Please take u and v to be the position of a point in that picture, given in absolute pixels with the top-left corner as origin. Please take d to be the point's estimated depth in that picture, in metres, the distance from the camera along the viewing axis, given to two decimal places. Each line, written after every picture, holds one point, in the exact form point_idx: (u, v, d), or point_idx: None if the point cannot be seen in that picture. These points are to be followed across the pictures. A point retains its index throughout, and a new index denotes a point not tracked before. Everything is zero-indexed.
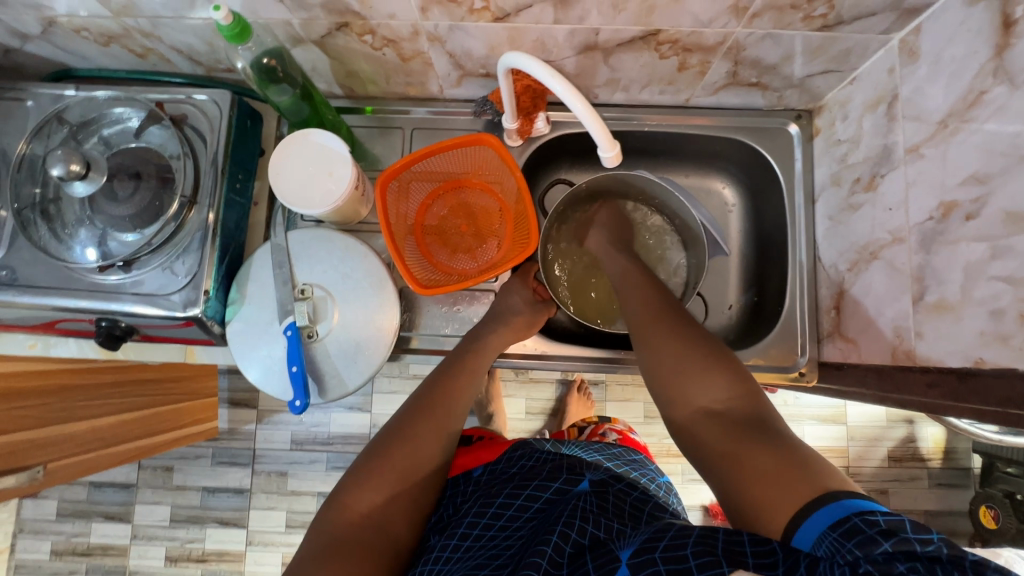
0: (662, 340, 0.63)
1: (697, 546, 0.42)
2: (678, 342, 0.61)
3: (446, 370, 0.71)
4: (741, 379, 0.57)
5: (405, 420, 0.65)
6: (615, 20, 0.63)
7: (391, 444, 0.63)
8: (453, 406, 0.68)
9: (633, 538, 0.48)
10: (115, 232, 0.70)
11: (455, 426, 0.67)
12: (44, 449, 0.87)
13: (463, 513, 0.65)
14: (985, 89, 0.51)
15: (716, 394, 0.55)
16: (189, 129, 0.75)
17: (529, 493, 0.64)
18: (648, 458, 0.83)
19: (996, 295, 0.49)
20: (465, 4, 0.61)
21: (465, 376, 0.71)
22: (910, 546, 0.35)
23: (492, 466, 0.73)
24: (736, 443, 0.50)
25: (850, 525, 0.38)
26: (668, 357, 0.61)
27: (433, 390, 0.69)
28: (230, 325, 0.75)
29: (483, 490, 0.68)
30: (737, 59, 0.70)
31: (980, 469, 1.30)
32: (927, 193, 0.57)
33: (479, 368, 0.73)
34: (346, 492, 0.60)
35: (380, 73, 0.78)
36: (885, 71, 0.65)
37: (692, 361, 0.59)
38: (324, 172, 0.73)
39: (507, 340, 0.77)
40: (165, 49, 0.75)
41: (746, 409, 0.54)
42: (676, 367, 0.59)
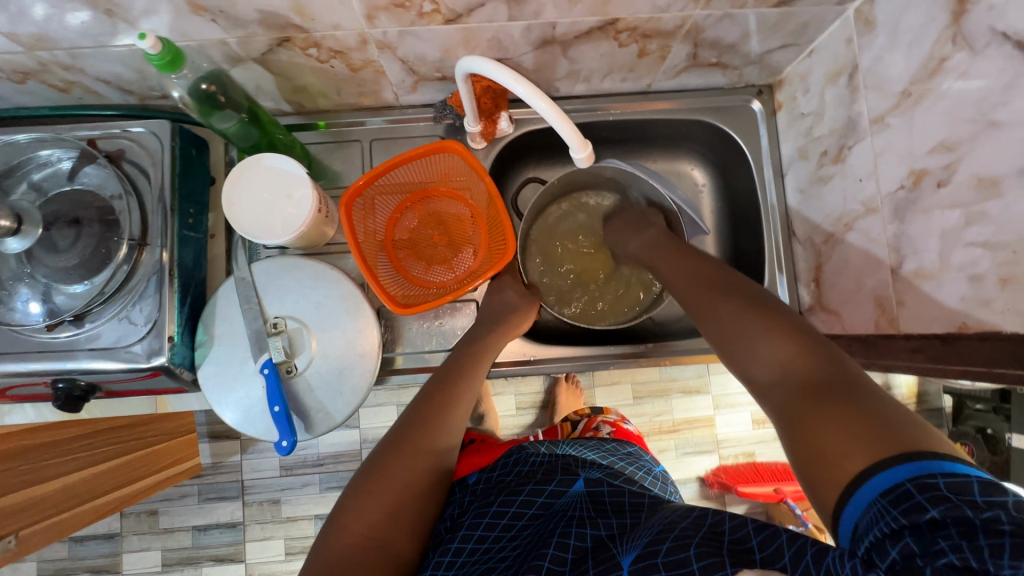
0: (718, 309, 0.57)
1: (700, 548, 0.42)
2: (734, 309, 0.56)
3: (445, 376, 0.69)
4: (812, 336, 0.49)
5: (410, 432, 0.62)
6: (572, 12, 0.60)
7: (393, 457, 0.60)
8: (455, 417, 0.65)
9: (637, 538, 0.47)
10: (61, 284, 0.65)
11: (454, 435, 0.64)
12: (18, 515, 0.79)
13: (453, 527, 0.63)
14: (945, 57, 0.51)
15: (778, 356, 0.49)
16: (128, 166, 0.69)
17: (522, 501, 0.62)
18: (642, 450, 0.81)
19: (974, 260, 0.49)
20: (414, 8, 0.58)
21: (464, 381, 0.68)
22: (961, 512, 0.32)
23: (488, 472, 0.71)
24: (805, 405, 0.44)
25: (900, 492, 0.34)
26: (730, 328, 0.55)
27: (442, 400, 0.65)
28: (201, 369, 0.71)
29: (476, 501, 0.65)
30: (697, 41, 0.69)
31: (952, 408, 1.36)
32: (896, 163, 0.58)
33: (479, 371, 0.70)
34: (344, 511, 0.57)
35: (329, 85, 0.74)
36: (842, 42, 0.65)
37: (750, 325, 0.53)
38: (282, 196, 0.70)
39: (499, 342, 0.74)
40: (89, 81, 0.69)
41: (823, 368, 0.46)
42: (735, 336, 0.54)
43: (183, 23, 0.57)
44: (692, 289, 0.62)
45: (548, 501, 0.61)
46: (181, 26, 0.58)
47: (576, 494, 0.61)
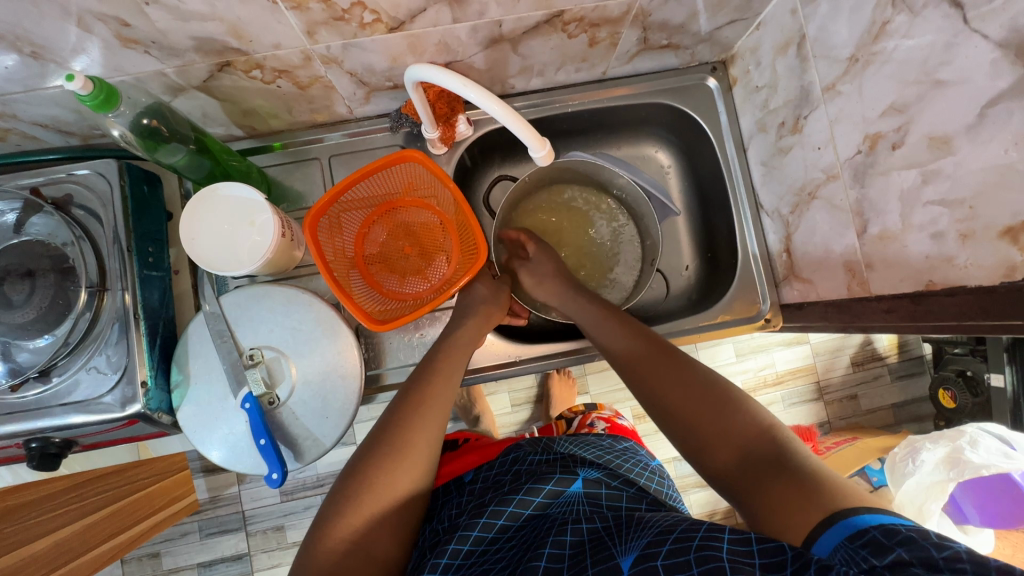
0: (662, 381, 0.59)
1: (700, 552, 0.42)
2: (677, 381, 0.58)
3: (419, 375, 0.67)
4: (752, 410, 0.53)
5: (392, 438, 0.60)
6: (516, 8, 0.60)
7: (378, 465, 0.58)
8: (432, 422, 0.63)
9: (636, 538, 0.48)
10: (22, 341, 0.62)
11: (435, 431, 0.62)
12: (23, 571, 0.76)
13: (449, 527, 0.63)
14: (887, 20, 0.51)
15: (725, 422, 0.53)
16: (78, 210, 0.67)
17: (519, 500, 0.61)
18: (638, 445, 0.82)
19: (935, 219, 0.50)
20: (354, 20, 0.56)
21: (442, 382, 0.66)
22: (927, 552, 0.34)
23: (484, 471, 0.71)
24: (759, 475, 0.47)
25: (868, 537, 0.37)
26: (675, 399, 0.57)
27: (417, 405, 0.63)
28: (181, 411, 0.69)
29: (475, 500, 0.66)
30: (645, 25, 0.68)
31: (931, 354, 1.43)
32: (851, 129, 0.58)
33: (455, 372, 0.68)
34: (331, 519, 0.56)
35: (279, 105, 0.72)
36: (788, 13, 0.65)
37: (693, 400, 0.56)
38: (245, 223, 0.68)
39: (475, 340, 0.73)
40: (25, 126, 0.66)
41: (768, 446, 0.50)
42: (684, 408, 0.56)
43: (115, 57, 0.55)
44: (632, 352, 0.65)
45: (545, 502, 0.61)
46: (113, 61, 0.56)
47: (573, 494, 0.61)
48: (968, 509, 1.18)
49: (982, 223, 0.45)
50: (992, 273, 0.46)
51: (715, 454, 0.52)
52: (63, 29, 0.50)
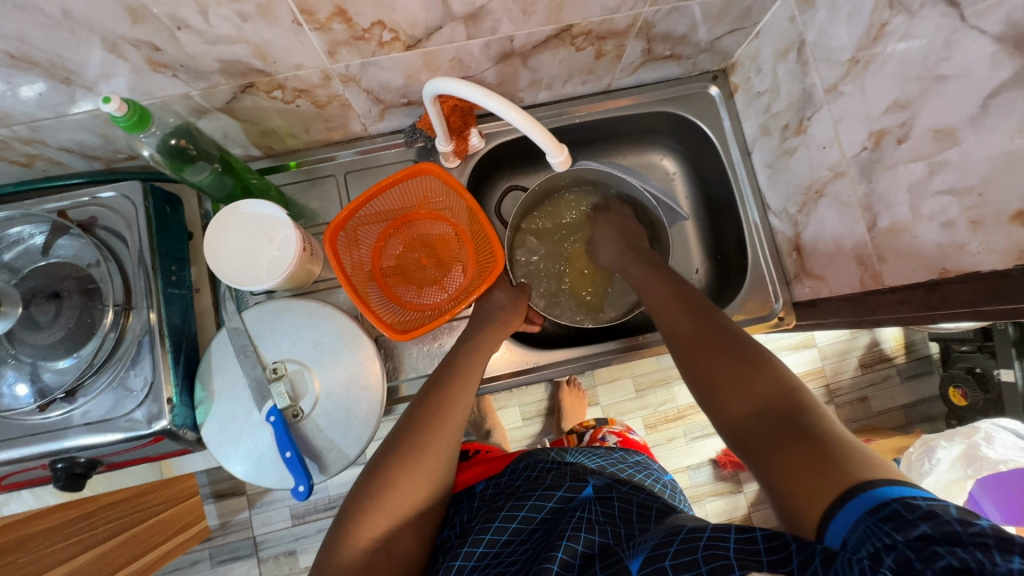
0: (699, 349, 0.59)
1: (707, 550, 0.42)
2: (714, 348, 0.58)
3: (439, 374, 0.68)
4: (782, 371, 0.52)
5: (419, 437, 0.61)
6: (528, 24, 0.62)
7: (405, 461, 0.59)
8: (453, 423, 0.63)
9: (643, 543, 0.48)
10: (48, 361, 0.63)
11: (456, 429, 0.64)
12: None
13: (461, 531, 0.63)
14: (885, 22, 0.53)
15: (756, 389, 0.51)
16: (103, 232, 0.68)
17: (531, 505, 0.61)
18: (650, 459, 0.81)
19: (944, 208, 0.51)
20: (374, 39, 0.59)
21: (462, 385, 0.67)
22: (951, 527, 0.33)
23: (496, 479, 0.71)
24: (780, 441, 0.45)
25: (889, 510, 0.36)
26: (712, 366, 0.56)
27: (441, 404, 0.64)
28: (205, 427, 0.70)
29: (487, 504, 0.66)
30: (650, 36, 0.71)
31: (939, 354, 1.44)
32: (856, 127, 0.60)
33: (476, 374, 0.69)
34: (357, 514, 0.56)
35: (297, 125, 0.74)
36: (786, 20, 0.68)
37: (725, 366, 0.55)
38: (265, 239, 0.69)
39: (492, 345, 0.74)
40: (52, 152, 0.67)
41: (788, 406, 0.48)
42: (719, 375, 0.55)
43: (145, 81, 0.58)
44: (668, 326, 0.65)
45: (557, 505, 0.61)
46: (143, 85, 0.58)
47: (585, 497, 0.61)
48: (988, 507, 1.18)
49: (993, 209, 0.46)
50: (1005, 257, 0.47)
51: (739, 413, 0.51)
52: (97, 55, 0.52)
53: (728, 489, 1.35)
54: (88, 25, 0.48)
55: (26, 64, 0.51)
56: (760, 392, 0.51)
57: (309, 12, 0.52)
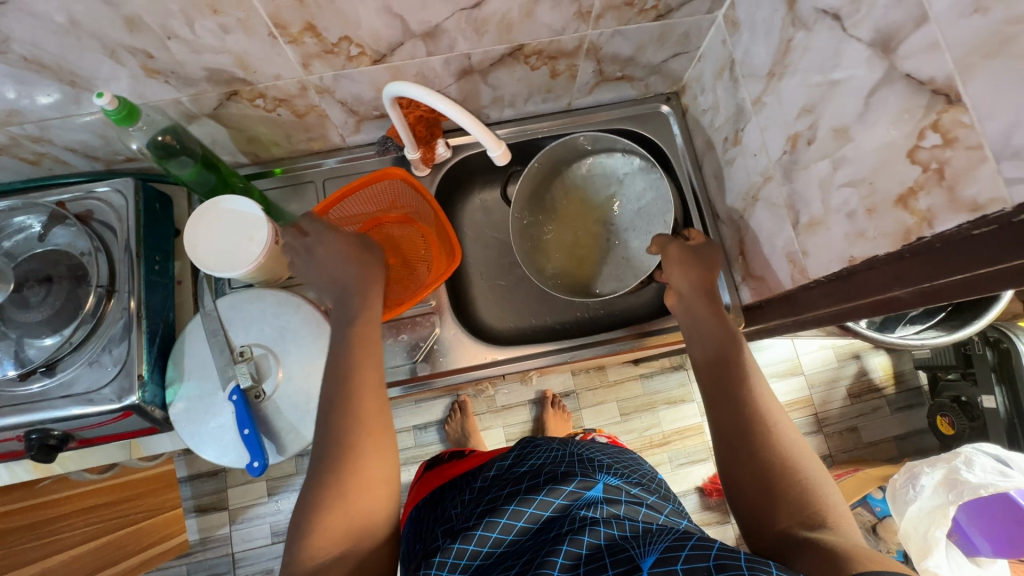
0: (746, 420, 0.59)
1: (719, 559, 0.44)
2: (757, 429, 0.58)
3: (341, 375, 0.62)
4: (823, 483, 0.54)
5: (341, 444, 0.57)
6: (481, 42, 0.70)
7: (342, 478, 0.55)
8: (376, 421, 0.60)
9: (654, 542, 0.48)
10: (33, 338, 0.68)
11: (378, 437, 0.59)
12: None
13: (463, 518, 0.60)
14: (791, 38, 0.60)
15: (801, 490, 0.53)
16: (97, 224, 0.75)
17: (540, 500, 0.57)
18: (643, 459, 0.80)
19: (847, 200, 0.56)
20: (343, 53, 0.67)
21: (370, 383, 0.62)
22: None
23: (503, 467, 0.68)
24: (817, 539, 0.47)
25: None
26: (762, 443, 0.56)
27: (347, 403, 0.60)
28: (173, 406, 0.73)
29: (488, 491, 0.63)
30: (599, 58, 0.78)
31: (928, 384, 1.43)
32: (777, 133, 0.66)
33: (375, 359, 0.64)
34: (300, 535, 0.53)
35: (280, 133, 0.82)
36: (720, 44, 0.75)
37: (776, 453, 0.56)
38: (246, 238, 0.74)
39: (375, 327, 0.67)
40: (58, 151, 0.75)
41: (813, 533, 0.49)
42: (767, 456, 0.56)
43: (141, 86, 0.66)
44: (707, 394, 0.64)
45: (565, 504, 0.56)
46: (138, 89, 0.66)
47: (592, 497, 0.57)
48: (977, 539, 1.15)
49: (881, 196, 0.51)
50: (894, 240, 0.51)
51: (778, 492, 0.53)
52: (99, 60, 0.60)
53: (713, 519, 1.34)
54: (91, 34, 0.56)
55: (37, 66, 0.59)
56: (789, 507, 0.52)
57: (283, 26, 0.60)
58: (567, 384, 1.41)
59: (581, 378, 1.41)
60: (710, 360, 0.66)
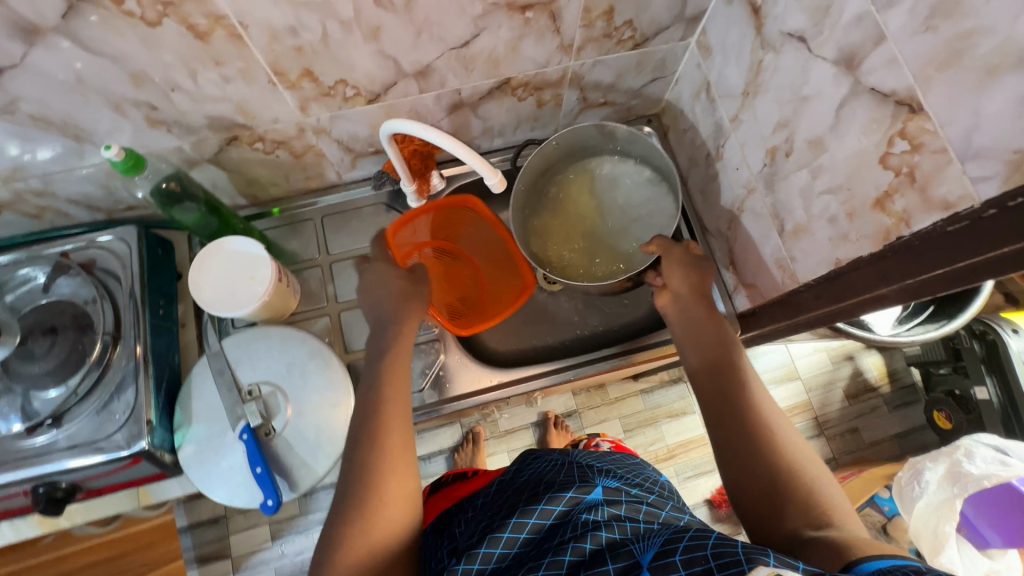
0: (744, 422, 0.59)
1: (715, 548, 0.44)
2: (753, 430, 0.58)
3: (369, 398, 0.64)
4: (822, 475, 0.54)
5: (361, 467, 0.58)
6: (471, 78, 0.73)
7: (362, 495, 0.56)
8: (398, 433, 0.61)
9: (653, 537, 0.49)
10: (39, 390, 0.68)
11: (401, 451, 0.60)
12: None
13: (468, 535, 0.58)
14: (761, 59, 0.64)
15: (802, 483, 0.53)
16: (100, 272, 0.75)
17: (542, 509, 0.56)
18: (644, 463, 0.81)
19: (828, 206, 0.59)
20: (339, 95, 0.70)
21: (394, 402, 0.63)
22: None
23: (502, 480, 0.68)
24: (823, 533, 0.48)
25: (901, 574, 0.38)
26: (760, 444, 0.57)
27: (372, 427, 0.61)
28: (182, 450, 0.73)
29: (491, 504, 0.63)
30: (582, 86, 0.82)
31: (921, 381, 1.45)
32: (756, 147, 0.69)
33: (406, 390, 0.66)
34: (327, 557, 0.53)
35: (278, 174, 0.84)
36: (695, 67, 0.79)
37: (774, 451, 0.56)
38: (247, 276, 0.76)
39: (406, 361, 0.68)
40: (60, 204, 0.77)
41: (818, 531, 0.49)
42: (765, 454, 0.56)
43: (144, 137, 0.68)
44: (705, 399, 0.64)
45: (566, 509, 0.56)
46: (141, 140, 0.68)
47: (593, 499, 0.56)
48: (987, 531, 1.11)
49: (860, 200, 0.54)
50: (875, 241, 0.54)
51: (779, 489, 0.53)
52: (104, 114, 0.62)
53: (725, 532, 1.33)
54: (97, 90, 0.59)
55: (44, 124, 0.61)
56: (796, 506, 0.52)
57: (282, 73, 0.63)
58: (569, 404, 1.42)
59: (582, 397, 1.42)
60: (706, 364, 0.67)
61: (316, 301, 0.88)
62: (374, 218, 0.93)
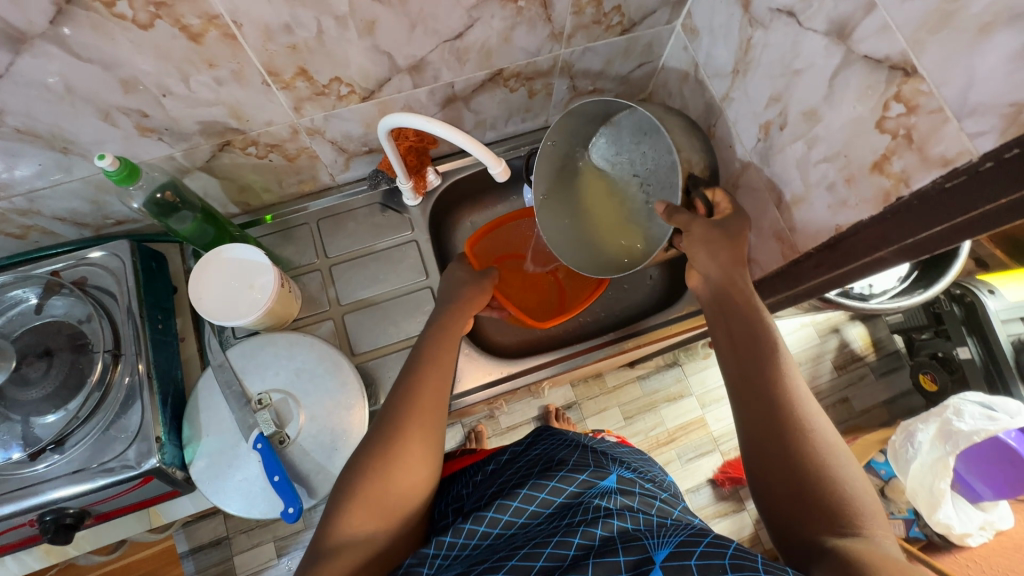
0: (768, 404, 0.52)
1: (734, 559, 0.41)
2: (776, 411, 0.51)
3: (412, 364, 0.65)
4: (851, 468, 0.47)
5: (391, 428, 0.56)
6: (464, 70, 0.73)
7: (385, 445, 0.55)
8: (430, 394, 0.61)
9: (668, 534, 0.46)
10: (38, 416, 0.66)
11: (434, 415, 0.59)
12: None
13: (474, 500, 0.60)
14: (750, 36, 0.66)
15: (826, 479, 0.46)
16: (93, 289, 0.73)
17: (563, 475, 0.56)
18: (650, 463, 0.78)
19: (825, 174, 0.61)
20: (333, 93, 0.69)
21: (434, 367, 0.64)
22: None
23: (511, 455, 0.67)
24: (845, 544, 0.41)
25: None
26: (782, 428, 0.50)
27: (408, 386, 0.61)
28: (194, 466, 0.72)
29: (500, 475, 0.63)
30: (572, 74, 0.83)
31: (905, 347, 1.49)
32: (749, 123, 0.71)
33: (447, 365, 0.65)
34: (341, 502, 0.52)
35: (270, 179, 0.83)
36: (682, 49, 0.81)
37: (796, 437, 0.49)
38: (246, 286, 0.74)
39: (455, 339, 0.69)
40: (46, 221, 0.74)
41: (841, 539, 0.42)
42: (785, 442, 0.49)
43: (134, 146, 0.66)
44: (731, 375, 0.57)
45: (578, 492, 0.55)
46: (131, 149, 0.66)
47: (606, 486, 0.55)
48: (978, 485, 1.14)
49: (857, 165, 0.56)
50: (875, 205, 0.56)
51: (797, 482, 0.47)
52: (93, 124, 0.60)
53: (730, 509, 1.35)
54: (86, 98, 0.57)
55: (30, 136, 0.59)
56: (819, 505, 0.45)
57: (276, 73, 0.62)
58: (568, 396, 1.42)
59: (580, 388, 1.43)
60: (733, 337, 0.60)
61: (317, 306, 0.86)
62: (369, 219, 0.91)
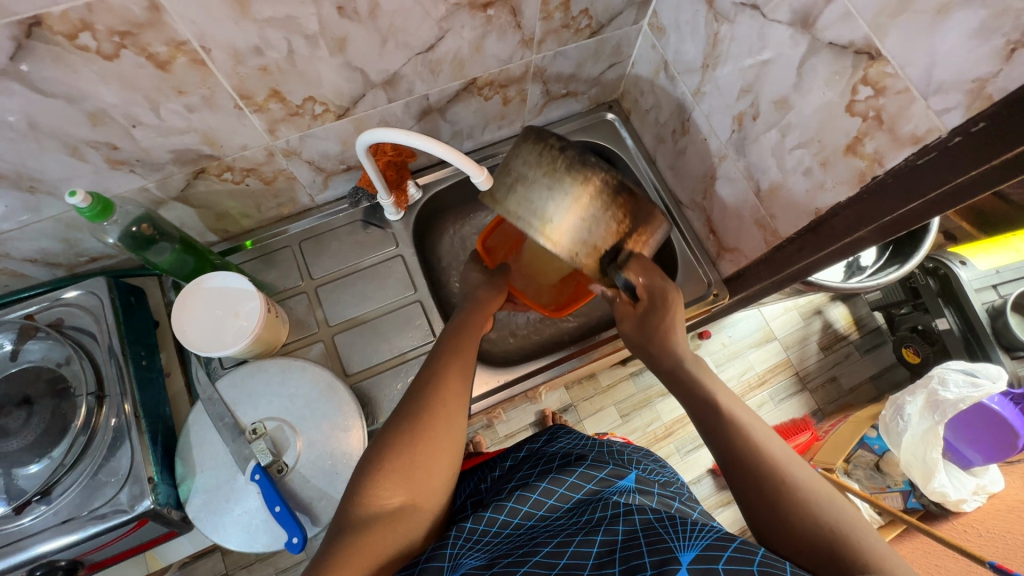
0: (745, 460, 0.51)
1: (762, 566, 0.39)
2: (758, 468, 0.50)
3: (439, 352, 0.66)
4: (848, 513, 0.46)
5: (420, 417, 0.56)
6: (437, 81, 0.73)
7: (416, 422, 0.56)
8: (452, 382, 0.62)
9: (694, 538, 0.43)
10: (19, 467, 0.63)
11: (461, 406, 0.60)
12: None
13: (493, 494, 0.58)
14: (716, 31, 0.67)
15: (823, 524, 0.45)
16: (70, 330, 0.71)
17: (581, 473, 0.57)
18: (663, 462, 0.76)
19: (801, 160, 0.62)
20: (307, 113, 0.68)
21: (456, 357, 0.65)
22: None
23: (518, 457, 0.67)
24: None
25: None
26: (766, 484, 0.49)
27: (435, 372, 0.63)
28: (189, 503, 0.69)
29: (511, 474, 0.63)
30: (544, 79, 0.84)
31: (886, 323, 1.53)
32: (722, 116, 0.72)
33: (469, 365, 0.66)
34: (371, 470, 0.52)
35: (248, 204, 0.81)
36: (651, 48, 0.82)
37: (783, 489, 0.48)
38: (231, 314, 0.73)
39: (472, 331, 0.72)
40: (15, 264, 0.71)
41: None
42: (774, 496, 0.48)
43: (105, 179, 0.64)
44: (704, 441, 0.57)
45: (596, 488, 0.56)
46: (102, 183, 0.65)
47: (624, 486, 0.56)
48: (968, 451, 1.17)
49: (831, 148, 0.57)
50: (852, 186, 0.57)
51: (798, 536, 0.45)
52: (62, 159, 0.59)
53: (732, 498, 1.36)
54: (52, 133, 0.55)
55: None
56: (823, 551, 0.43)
57: (248, 96, 0.61)
58: (564, 399, 1.42)
59: (575, 390, 1.43)
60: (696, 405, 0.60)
61: (306, 329, 0.85)
62: (352, 237, 0.90)
